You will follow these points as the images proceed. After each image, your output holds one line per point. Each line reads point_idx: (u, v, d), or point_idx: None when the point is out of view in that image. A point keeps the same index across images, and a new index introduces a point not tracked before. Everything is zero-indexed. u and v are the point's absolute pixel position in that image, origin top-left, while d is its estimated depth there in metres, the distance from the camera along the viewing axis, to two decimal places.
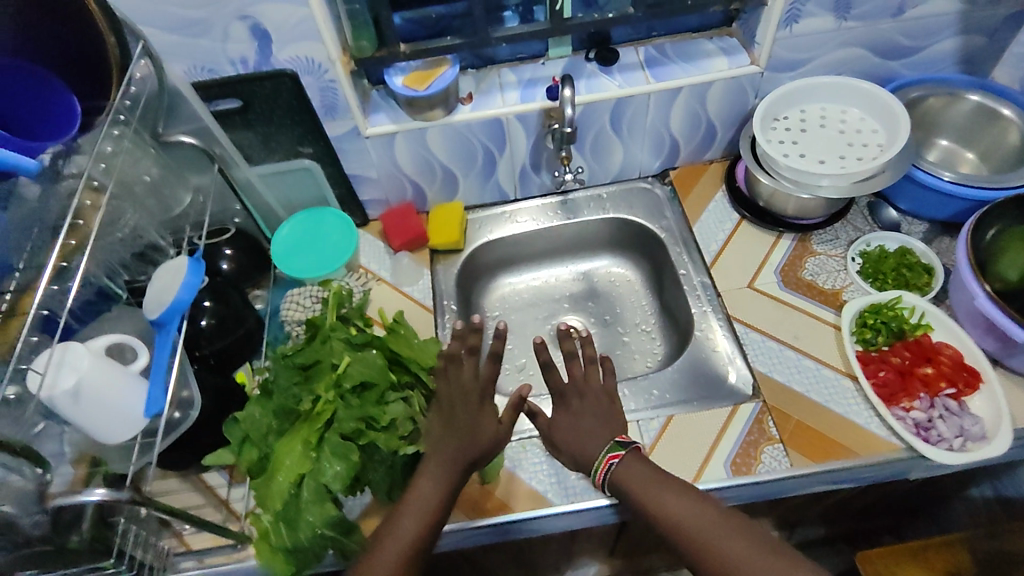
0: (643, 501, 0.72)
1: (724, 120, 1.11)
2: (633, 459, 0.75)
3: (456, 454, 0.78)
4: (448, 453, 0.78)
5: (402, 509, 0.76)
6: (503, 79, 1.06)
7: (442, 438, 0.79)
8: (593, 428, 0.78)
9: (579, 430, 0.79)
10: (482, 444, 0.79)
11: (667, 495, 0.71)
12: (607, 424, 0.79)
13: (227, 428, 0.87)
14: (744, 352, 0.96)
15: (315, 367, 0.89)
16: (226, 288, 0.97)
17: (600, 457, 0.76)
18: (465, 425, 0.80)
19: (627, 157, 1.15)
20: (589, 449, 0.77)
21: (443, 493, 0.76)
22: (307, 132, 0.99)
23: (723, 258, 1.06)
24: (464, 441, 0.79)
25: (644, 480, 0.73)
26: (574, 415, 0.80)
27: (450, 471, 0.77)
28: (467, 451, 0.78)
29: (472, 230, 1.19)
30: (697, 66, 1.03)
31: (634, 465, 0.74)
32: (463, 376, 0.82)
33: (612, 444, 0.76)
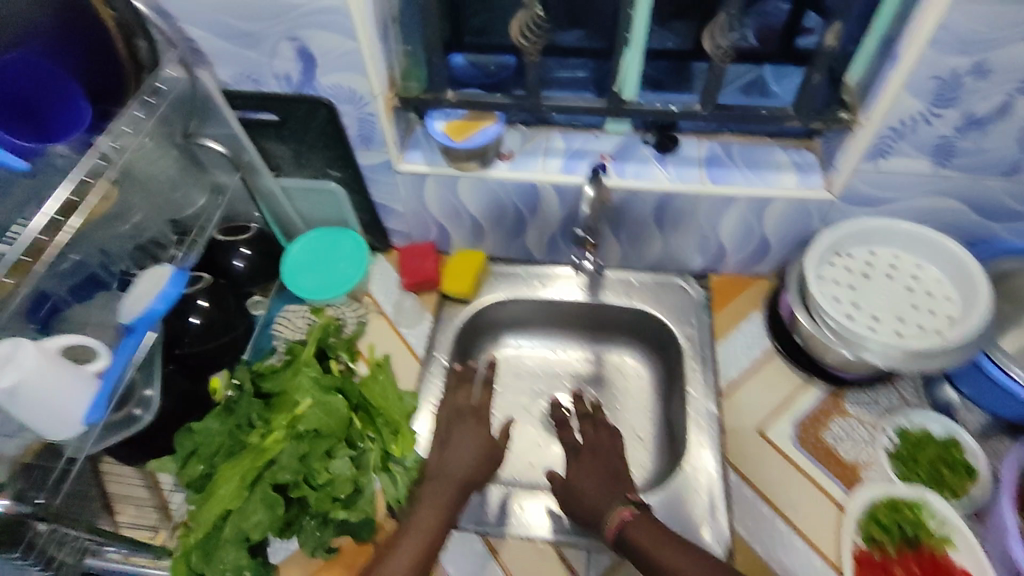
0: (655, 555, 0.75)
1: (781, 239, 1.00)
2: (641, 519, 0.79)
3: (459, 475, 0.82)
4: (452, 472, 0.82)
5: (406, 533, 0.75)
6: (550, 143, 1.00)
7: (444, 457, 0.84)
8: (601, 479, 0.85)
9: (590, 485, 0.84)
10: (482, 455, 0.85)
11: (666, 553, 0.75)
12: (614, 480, 0.85)
13: (178, 437, 0.86)
14: (730, 507, 0.86)
15: (278, 398, 0.89)
16: (225, 291, 0.96)
17: (613, 513, 0.80)
18: (466, 445, 0.85)
19: (666, 250, 1.07)
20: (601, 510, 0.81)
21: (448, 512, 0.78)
22: (338, 157, 0.96)
23: (738, 391, 0.96)
24: (466, 461, 0.83)
25: (655, 539, 0.76)
26: (584, 465, 0.87)
27: (451, 491, 0.80)
28: (467, 475, 0.82)
29: (488, 283, 1.13)
30: (762, 177, 0.93)
31: (640, 524, 0.78)
32: (460, 398, 0.92)
33: (625, 501, 0.81)
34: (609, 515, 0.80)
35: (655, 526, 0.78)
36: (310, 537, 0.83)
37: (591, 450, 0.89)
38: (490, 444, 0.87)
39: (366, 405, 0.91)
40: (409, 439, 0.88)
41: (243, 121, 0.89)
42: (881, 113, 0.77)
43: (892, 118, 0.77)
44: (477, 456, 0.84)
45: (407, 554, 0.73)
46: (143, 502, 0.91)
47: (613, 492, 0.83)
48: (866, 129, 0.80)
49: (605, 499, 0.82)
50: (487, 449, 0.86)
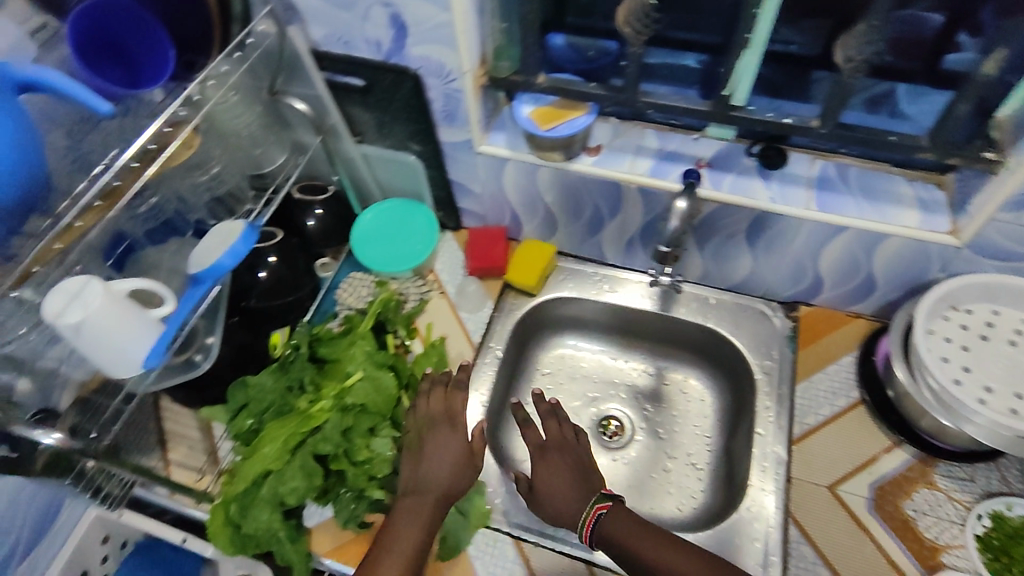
0: (635, 547, 0.74)
1: (889, 277, 0.90)
2: (617, 512, 0.78)
3: (439, 487, 0.75)
4: (431, 486, 0.75)
5: (384, 556, 0.70)
6: (642, 141, 0.93)
7: (424, 471, 0.76)
8: (574, 479, 0.82)
9: (567, 490, 0.81)
10: (457, 465, 0.77)
11: (649, 545, 0.74)
12: (577, 474, 0.83)
13: (231, 389, 0.87)
14: (786, 561, 0.80)
15: (332, 364, 0.89)
16: (296, 250, 0.96)
17: (585, 511, 0.79)
18: (443, 462, 0.77)
19: (755, 272, 0.98)
20: (572, 514, 0.80)
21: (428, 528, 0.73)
22: (420, 131, 0.93)
23: (812, 439, 0.89)
24: (441, 477, 0.76)
25: (631, 530, 0.76)
26: (551, 466, 0.83)
27: (430, 506, 0.74)
28: (448, 483, 0.76)
29: (555, 278, 1.08)
30: (877, 209, 0.83)
31: (619, 515, 0.77)
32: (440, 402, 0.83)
33: (600, 495, 0.79)
34: (579, 516, 0.79)
35: (629, 513, 0.78)
36: (344, 508, 0.82)
37: (555, 449, 0.85)
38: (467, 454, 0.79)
39: (416, 385, 0.89)
40: None
41: (327, 82, 0.87)
42: None
43: None
44: (450, 472, 0.76)
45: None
46: (195, 443, 0.94)
47: (584, 488, 0.81)
48: (1014, 176, 0.69)
49: (567, 492, 0.81)
50: (462, 462, 0.78)
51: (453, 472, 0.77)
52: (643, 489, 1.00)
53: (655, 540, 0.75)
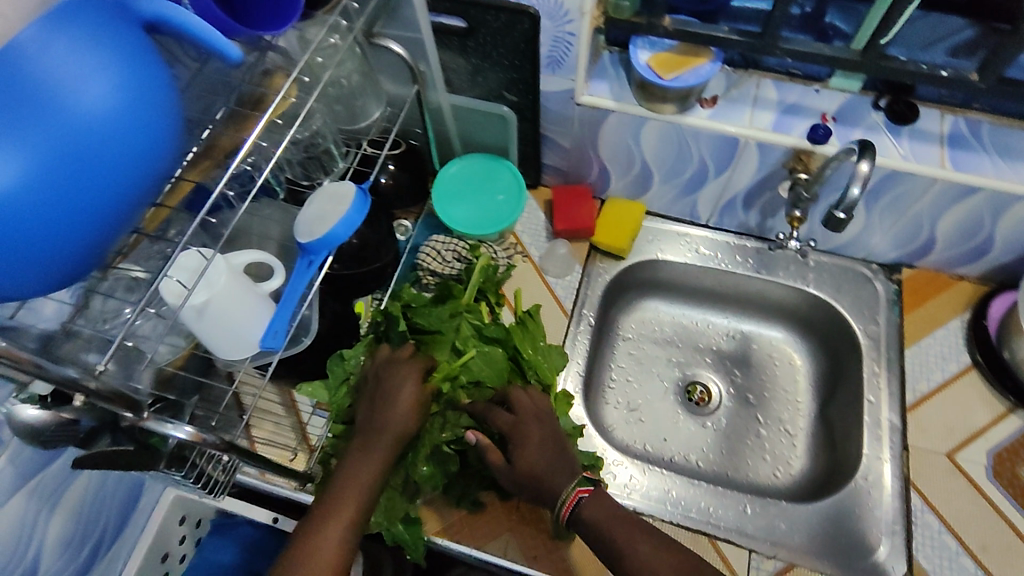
0: (608, 538, 0.68)
1: (1010, 241, 0.86)
2: (591, 500, 0.71)
3: (394, 429, 0.68)
4: (387, 427, 0.68)
5: (335, 501, 0.63)
6: (760, 92, 0.86)
7: (379, 412, 0.69)
8: (549, 454, 0.73)
9: (538, 466, 0.72)
10: (413, 409, 0.69)
11: (616, 528, 0.68)
12: (557, 449, 0.74)
13: (330, 363, 0.81)
14: (909, 530, 0.79)
15: (433, 339, 0.81)
16: (378, 211, 0.88)
17: (565, 495, 0.70)
18: (399, 401, 0.69)
19: (863, 232, 0.93)
20: (553, 489, 0.71)
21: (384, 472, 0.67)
22: (519, 80, 0.85)
23: (927, 407, 0.86)
24: (395, 418, 0.68)
25: (612, 520, 0.69)
26: (532, 448, 0.72)
27: (385, 447, 0.67)
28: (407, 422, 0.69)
29: (642, 240, 1.03)
30: (1015, 169, 0.79)
31: (595, 504, 0.71)
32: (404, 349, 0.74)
33: (582, 479, 0.72)
34: (562, 495, 0.70)
35: (610, 503, 0.71)
36: (458, 485, 0.80)
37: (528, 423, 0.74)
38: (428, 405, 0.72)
39: (518, 356, 0.85)
40: (563, 401, 0.85)
41: (431, 27, 0.77)
42: None
43: None
44: (406, 405, 0.69)
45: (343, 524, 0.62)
46: (280, 420, 0.89)
47: (561, 468, 0.73)
48: None
49: (564, 478, 0.72)
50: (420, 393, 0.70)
51: (409, 412, 0.69)
52: (736, 457, 0.96)
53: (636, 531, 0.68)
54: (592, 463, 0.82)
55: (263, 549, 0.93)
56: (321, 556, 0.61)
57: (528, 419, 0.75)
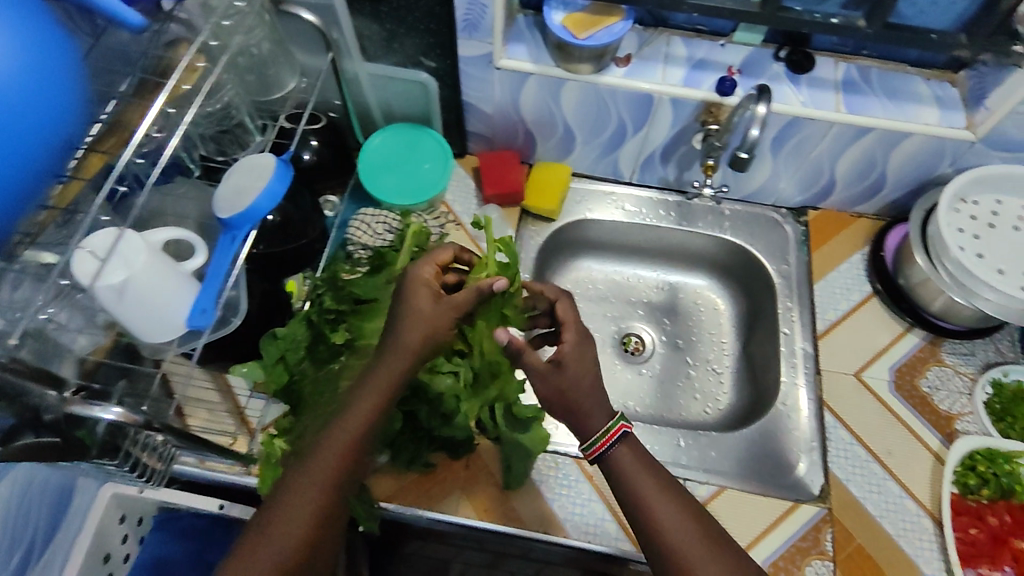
0: (636, 489, 0.61)
1: (899, 177, 0.94)
2: (627, 450, 0.63)
3: (410, 346, 0.63)
4: (403, 343, 0.63)
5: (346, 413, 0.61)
6: (670, 50, 0.90)
7: (397, 326, 0.64)
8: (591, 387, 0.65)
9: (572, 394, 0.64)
10: (424, 328, 0.64)
11: (652, 489, 0.61)
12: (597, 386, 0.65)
13: (263, 343, 0.80)
14: (825, 445, 0.86)
15: (370, 304, 0.81)
16: (302, 186, 0.87)
17: (599, 433, 0.63)
18: (409, 327, 0.64)
19: (772, 179, 1.00)
20: (586, 423, 0.64)
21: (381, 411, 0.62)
22: (437, 44, 0.85)
23: (835, 334, 0.94)
24: (409, 334, 0.64)
25: (645, 472, 0.62)
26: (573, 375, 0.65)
27: (401, 364, 0.63)
28: (416, 346, 0.64)
29: (570, 201, 1.06)
30: (900, 109, 0.86)
31: (631, 458, 0.63)
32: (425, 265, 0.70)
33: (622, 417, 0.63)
34: (594, 433, 0.63)
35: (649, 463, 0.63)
36: (405, 449, 0.81)
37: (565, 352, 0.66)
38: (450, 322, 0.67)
39: None
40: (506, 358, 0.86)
41: None
42: None
43: None
44: (426, 321, 0.65)
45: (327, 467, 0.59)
46: (215, 406, 0.87)
47: (600, 401, 0.64)
48: None
49: (596, 411, 0.64)
50: (437, 310, 0.65)
51: (412, 344, 0.64)
52: (671, 399, 1.02)
53: (672, 501, 0.60)
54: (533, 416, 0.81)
55: (212, 539, 0.91)
56: (300, 501, 0.58)
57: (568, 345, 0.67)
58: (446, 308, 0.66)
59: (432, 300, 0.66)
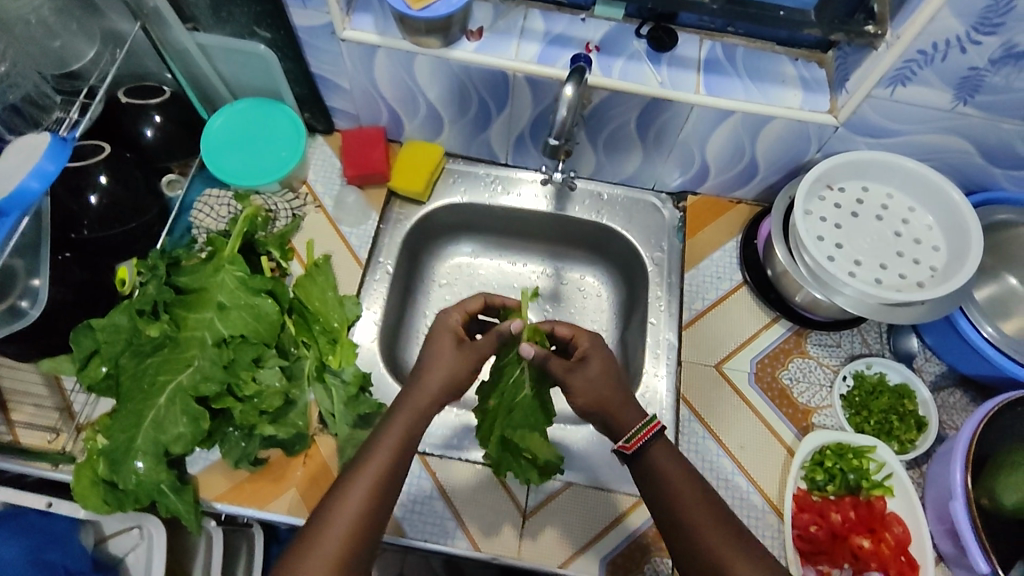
0: (675, 489, 0.67)
1: (770, 162, 0.90)
2: (662, 449, 0.70)
3: (430, 392, 0.72)
4: (427, 388, 0.72)
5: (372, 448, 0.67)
6: (527, 24, 0.84)
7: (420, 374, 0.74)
8: (609, 384, 0.75)
9: (601, 391, 0.75)
10: (444, 373, 0.74)
11: (688, 491, 0.67)
12: (612, 382, 0.75)
13: (77, 334, 0.76)
14: (678, 440, 0.85)
15: (196, 295, 0.77)
16: (130, 166, 0.82)
17: (637, 428, 0.71)
18: (428, 378, 0.73)
19: (646, 162, 0.96)
20: (619, 422, 0.74)
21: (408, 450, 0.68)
22: (265, 13, 0.78)
23: (702, 323, 0.91)
24: (432, 381, 0.73)
25: (680, 473, 0.68)
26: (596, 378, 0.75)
27: (426, 406, 0.71)
28: (427, 399, 0.72)
29: (444, 182, 1.01)
30: (763, 92, 0.82)
31: (666, 454, 0.70)
32: (448, 313, 0.81)
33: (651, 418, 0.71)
34: (632, 428, 0.72)
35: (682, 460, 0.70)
36: (234, 446, 0.76)
37: (589, 354, 0.78)
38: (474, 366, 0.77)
39: (303, 310, 0.85)
40: (348, 349, 0.84)
41: None
42: (913, 33, 0.68)
43: (924, 39, 0.68)
44: (446, 368, 0.74)
45: (354, 509, 0.63)
46: (42, 401, 0.82)
47: (627, 403, 0.74)
48: (892, 51, 0.70)
49: (631, 413, 0.73)
50: (456, 360, 0.75)
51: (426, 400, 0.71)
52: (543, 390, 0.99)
53: (703, 503, 0.66)
54: (372, 410, 0.82)
55: None
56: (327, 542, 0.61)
57: (588, 351, 0.78)
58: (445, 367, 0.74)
59: (453, 344, 0.76)
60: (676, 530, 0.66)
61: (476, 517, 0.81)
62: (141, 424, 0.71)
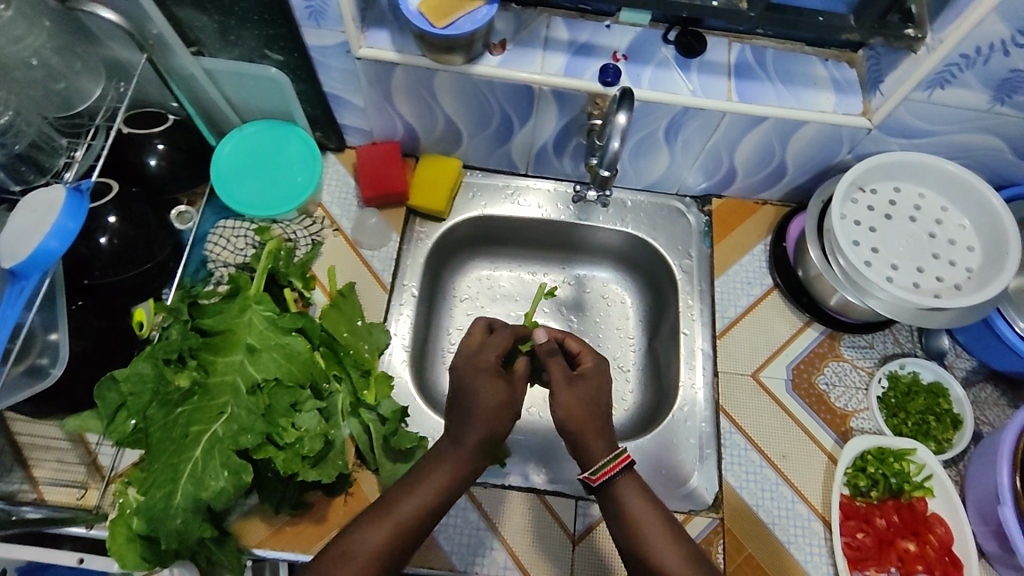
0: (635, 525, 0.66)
1: (799, 164, 0.89)
2: (627, 482, 0.69)
3: (472, 440, 0.67)
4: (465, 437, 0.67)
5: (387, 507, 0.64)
6: (550, 33, 0.81)
7: (459, 415, 0.69)
8: (595, 408, 0.73)
9: (581, 412, 0.72)
10: (493, 419, 0.68)
11: (651, 526, 0.66)
12: (596, 413, 0.72)
13: (100, 389, 0.72)
14: (719, 452, 0.85)
15: (223, 337, 0.74)
16: (139, 202, 0.78)
17: (606, 459, 0.69)
18: (474, 423, 0.68)
19: (671, 168, 0.94)
20: (588, 451, 0.70)
21: (435, 508, 0.65)
22: (277, 35, 0.74)
23: (735, 331, 0.91)
24: (477, 425, 0.68)
25: (643, 506, 0.68)
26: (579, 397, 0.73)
27: (463, 457, 0.67)
28: (477, 441, 0.67)
29: (463, 197, 0.98)
30: (796, 96, 0.80)
31: (632, 487, 0.69)
32: (486, 351, 0.76)
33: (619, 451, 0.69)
34: (600, 461, 0.69)
35: (646, 493, 0.69)
36: (272, 491, 0.74)
37: (588, 374, 0.75)
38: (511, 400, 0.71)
39: (333, 343, 0.81)
40: (383, 383, 0.80)
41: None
42: (957, 37, 0.66)
43: (968, 43, 0.67)
44: (490, 415, 0.69)
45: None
46: (65, 456, 0.79)
47: (602, 431, 0.72)
48: (933, 56, 0.69)
49: (599, 443, 0.70)
50: (501, 405, 0.70)
51: (455, 470, 0.66)
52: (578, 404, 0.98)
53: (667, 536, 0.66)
54: (415, 444, 0.79)
55: None
56: None
57: (589, 372, 0.75)
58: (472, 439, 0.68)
59: (503, 387, 0.71)
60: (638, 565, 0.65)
61: (524, 546, 0.80)
62: (178, 479, 0.68)
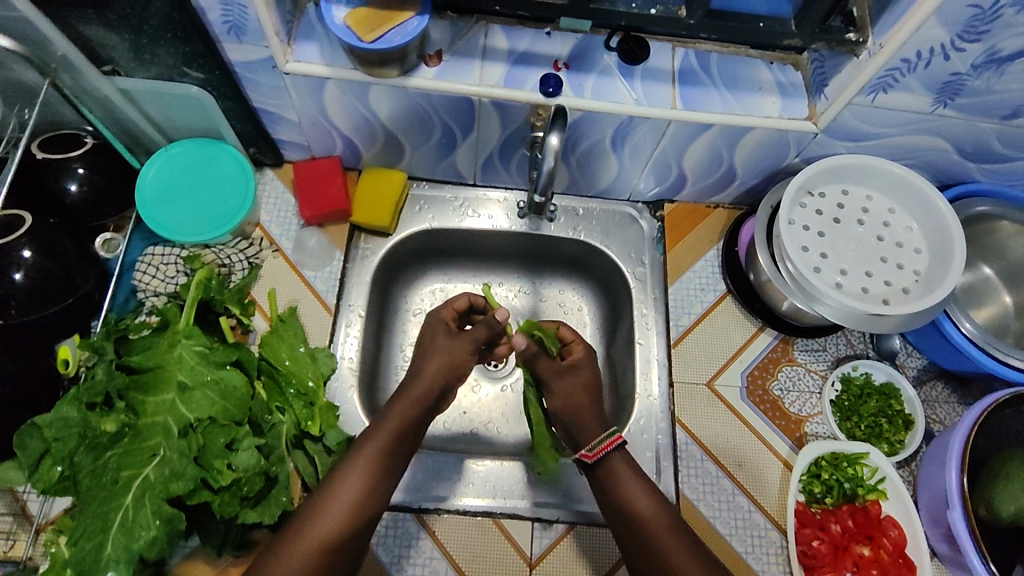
0: (628, 500, 0.69)
1: (748, 168, 0.88)
2: (621, 458, 0.72)
3: (442, 363, 0.75)
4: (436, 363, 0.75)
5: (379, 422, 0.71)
6: (488, 42, 0.78)
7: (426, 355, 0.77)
8: (589, 395, 0.77)
9: (581, 400, 0.76)
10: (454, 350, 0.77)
11: (644, 499, 0.69)
12: (590, 394, 0.77)
13: (20, 436, 0.67)
14: (677, 464, 0.84)
15: (152, 375, 0.70)
16: (56, 233, 0.74)
17: (600, 437, 0.73)
18: (435, 354, 0.76)
19: (621, 174, 0.92)
20: (583, 433, 0.75)
21: (419, 416, 0.72)
22: (195, 53, 0.70)
23: (690, 338, 0.90)
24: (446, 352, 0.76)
25: (633, 481, 0.70)
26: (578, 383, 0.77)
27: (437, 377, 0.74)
28: (446, 363, 0.76)
29: (409, 210, 0.94)
30: (741, 102, 0.78)
31: (625, 465, 0.71)
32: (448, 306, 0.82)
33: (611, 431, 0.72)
34: (594, 439, 0.74)
35: (636, 467, 0.72)
36: (213, 533, 0.71)
37: (581, 363, 0.79)
38: (466, 356, 0.78)
39: (273, 372, 0.78)
40: (329, 412, 0.77)
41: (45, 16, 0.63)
42: (897, 43, 0.65)
43: (908, 48, 0.65)
44: (449, 354, 0.76)
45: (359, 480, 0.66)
46: None
47: (599, 415, 0.76)
48: (875, 60, 0.67)
49: (594, 422, 0.75)
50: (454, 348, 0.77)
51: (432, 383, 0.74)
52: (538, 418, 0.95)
53: (656, 509, 0.68)
54: None
55: None
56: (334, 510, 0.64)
57: (579, 361, 0.79)
58: (401, 410, 0.71)
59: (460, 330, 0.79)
60: (632, 537, 0.68)
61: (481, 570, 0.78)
62: (108, 529, 0.64)
